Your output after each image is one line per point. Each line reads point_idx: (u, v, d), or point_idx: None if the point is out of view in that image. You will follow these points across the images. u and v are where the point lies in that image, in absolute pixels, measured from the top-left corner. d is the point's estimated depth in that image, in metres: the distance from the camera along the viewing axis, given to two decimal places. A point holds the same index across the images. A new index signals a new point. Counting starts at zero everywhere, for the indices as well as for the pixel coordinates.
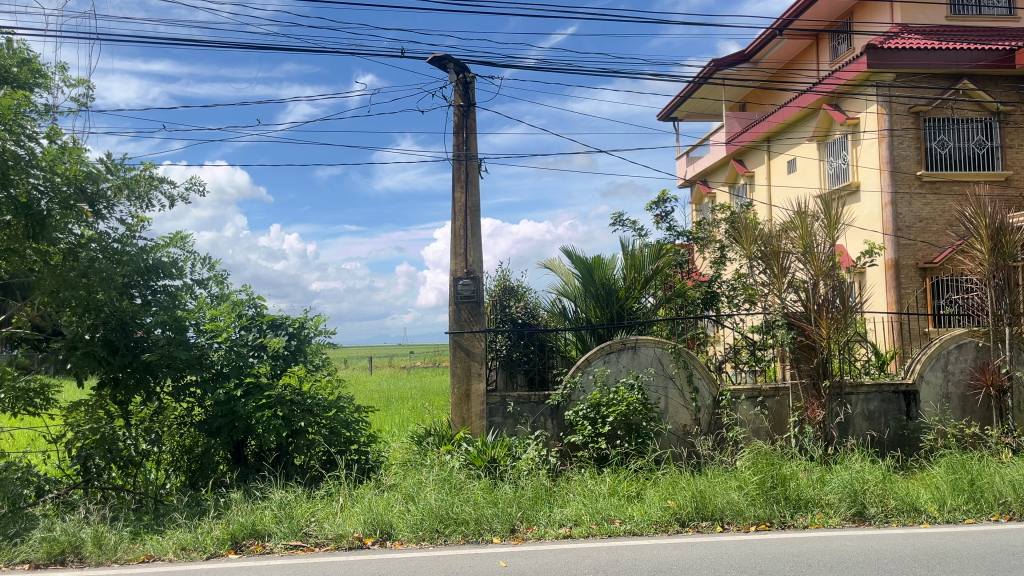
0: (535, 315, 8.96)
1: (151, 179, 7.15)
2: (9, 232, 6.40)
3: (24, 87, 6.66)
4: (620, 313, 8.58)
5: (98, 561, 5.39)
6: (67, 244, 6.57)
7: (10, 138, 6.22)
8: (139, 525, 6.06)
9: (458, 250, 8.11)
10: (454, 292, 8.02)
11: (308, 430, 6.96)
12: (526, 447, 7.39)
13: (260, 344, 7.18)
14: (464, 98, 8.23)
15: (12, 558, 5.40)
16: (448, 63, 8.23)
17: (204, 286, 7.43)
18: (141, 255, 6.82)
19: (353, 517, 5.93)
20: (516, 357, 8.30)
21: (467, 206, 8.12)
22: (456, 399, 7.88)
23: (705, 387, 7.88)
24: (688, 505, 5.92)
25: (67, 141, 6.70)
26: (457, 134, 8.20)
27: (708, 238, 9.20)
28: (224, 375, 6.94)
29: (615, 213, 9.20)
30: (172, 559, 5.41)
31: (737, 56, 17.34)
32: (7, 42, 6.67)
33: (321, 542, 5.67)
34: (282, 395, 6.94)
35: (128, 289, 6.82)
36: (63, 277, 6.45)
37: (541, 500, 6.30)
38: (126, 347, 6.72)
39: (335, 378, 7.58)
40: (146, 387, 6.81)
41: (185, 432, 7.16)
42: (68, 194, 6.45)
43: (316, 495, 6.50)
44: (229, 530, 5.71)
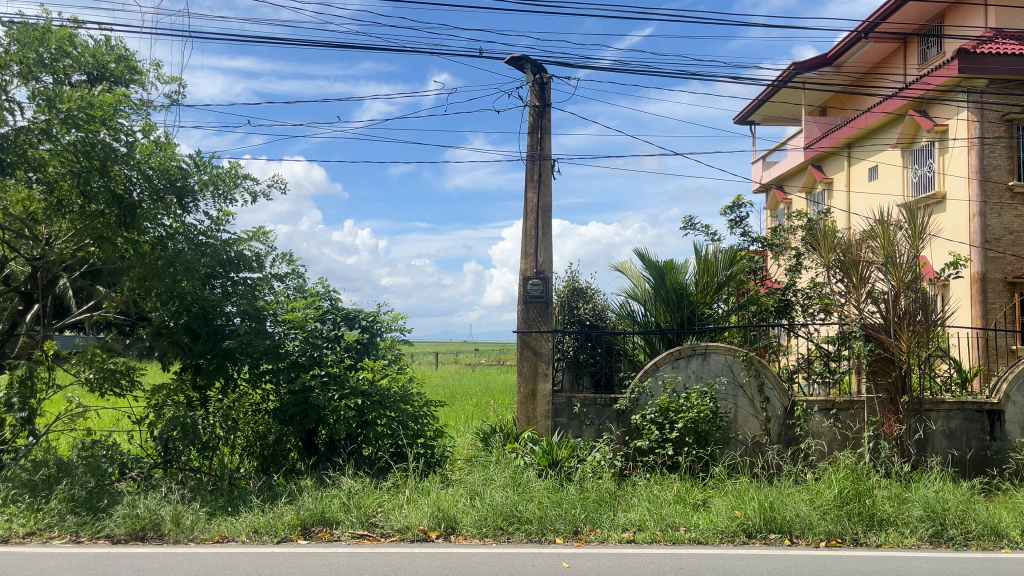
0: (603, 317, 8.92)
1: (236, 175, 7.45)
2: (103, 221, 6.68)
3: (120, 83, 7.02)
4: (691, 318, 8.49)
5: (176, 539, 5.62)
6: (156, 234, 7.03)
7: (108, 134, 6.55)
8: (214, 505, 6.27)
9: (529, 250, 8.13)
10: (523, 291, 8.06)
11: (378, 422, 7.12)
12: (591, 450, 7.38)
13: (334, 336, 7.39)
14: (540, 98, 8.26)
15: (98, 531, 5.70)
16: (525, 64, 8.28)
17: (281, 279, 7.70)
18: (224, 247, 7.29)
19: (420, 509, 6.02)
20: (583, 358, 8.25)
21: (539, 206, 8.14)
22: (522, 398, 7.93)
23: (776, 397, 7.69)
24: (756, 517, 5.82)
25: (160, 135, 7.09)
26: (532, 134, 8.23)
27: (783, 244, 8.90)
28: (300, 366, 7.16)
29: (688, 215, 9.04)
30: (245, 541, 5.62)
31: (819, 59, 16.89)
32: (108, 40, 7.02)
33: (388, 533, 5.79)
34: (357, 386, 7.12)
35: (210, 279, 7.33)
36: (150, 265, 6.94)
37: (606, 503, 6.28)
38: (206, 334, 7.00)
39: (406, 373, 7.67)
40: (225, 373, 7.19)
41: (259, 419, 7.37)
42: (159, 187, 6.84)
43: (382, 486, 6.63)
44: (299, 516, 5.88)
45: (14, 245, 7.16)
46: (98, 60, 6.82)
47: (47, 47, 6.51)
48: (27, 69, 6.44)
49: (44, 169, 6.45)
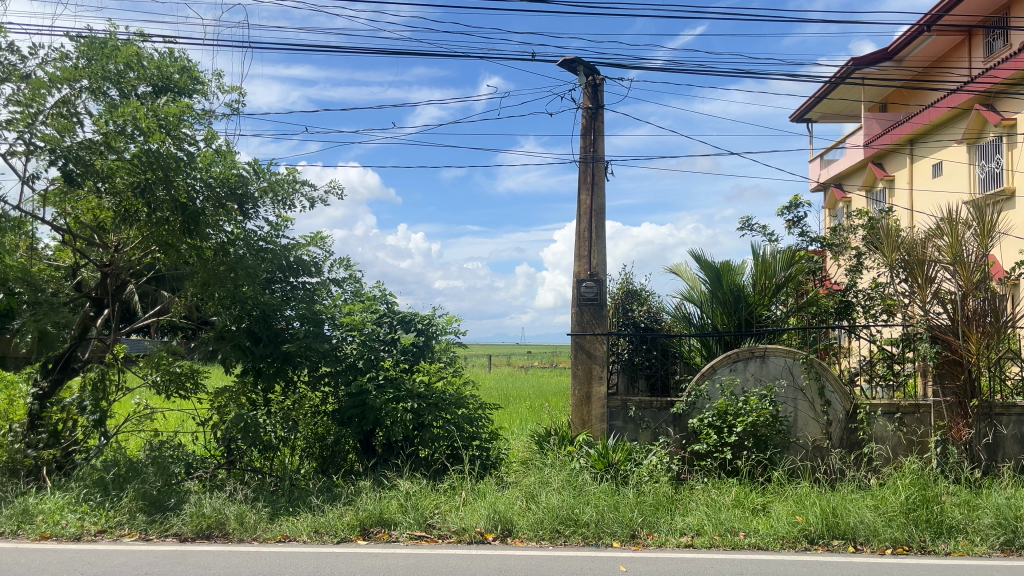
0: (658, 320, 8.86)
1: (294, 181, 7.61)
2: (168, 228, 6.88)
3: (183, 93, 7.21)
4: (748, 320, 8.37)
5: (240, 538, 5.76)
6: (219, 240, 7.18)
7: (172, 143, 6.72)
8: (277, 505, 6.40)
9: (582, 252, 8.11)
10: (577, 294, 8.04)
11: (434, 424, 7.21)
12: (647, 453, 7.33)
13: (391, 339, 7.50)
14: (593, 100, 8.24)
15: (166, 530, 5.87)
16: (578, 65, 8.26)
17: (339, 283, 7.82)
18: (284, 252, 7.47)
19: (476, 511, 6.05)
20: (637, 361, 8.22)
21: (593, 209, 8.10)
22: (577, 402, 7.96)
23: (837, 401, 7.52)
24: (818, 522, 5.70)
25: (222, 144, 7.26)
26: (585, 136, 8.21)
27: (843, 244, 8.50)
28: (357, 368, 7.36)
29: (746, 216, 8.87)
30: (306, 541, 5.73)
31: (879, 54, 16.48)
32: (172, 51, 7.22)
33: (445, 535, 5.83)
34: (412, 388, 7.18)
35: (270, 284, 7.52)
36: (213, 271, 7.07)
37: (664, 507, 6.22)
38: (267, 337, 7.26)
39: (461, 375, 7.72)
40: (284, 376, 7.36)
41: (318, 420, 7.49)
42: (221, 195, 6.98)
43: (439, 488, 6.68)
44: (359, 517, 5.97)
45: (85, 252, 7.42)
46: (162, 71, 7.02)
47: (116, 61, 6.76)
48: (96, 83, 6.71)
49: (112, 180, 6.68)
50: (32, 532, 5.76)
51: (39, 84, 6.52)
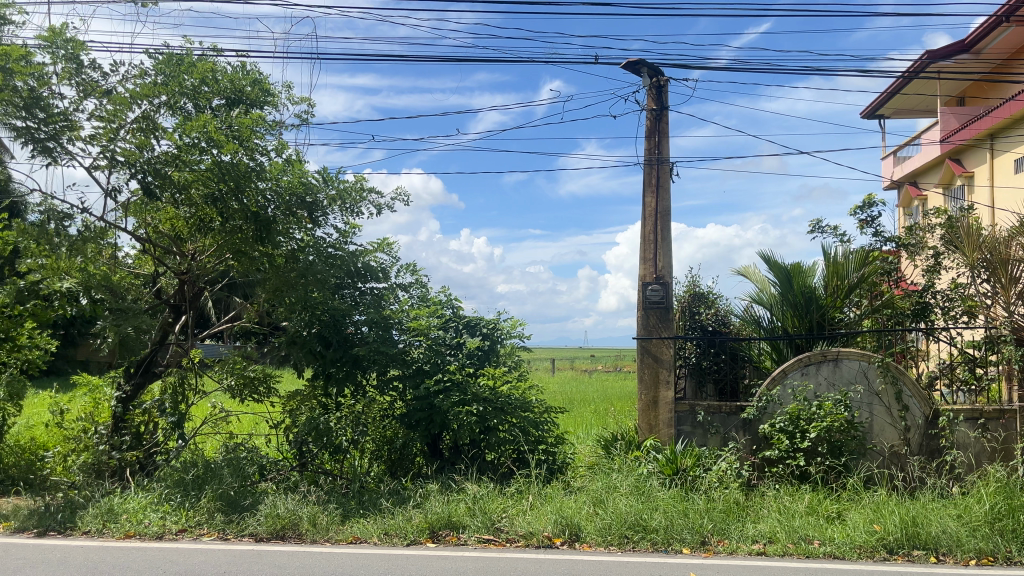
0: (726, 323, 8.72)
1: (361, 189, 7.76)
2: (240, 236, 7.12)
3: (255, 105, 7.41)
4: (820, 322, 8.16)
5: (313, 539, 5.89)
6: (289, 247, 7.35)
7: (244, 153, 6.93)
8: (348, 508, 6.50)
9: (648, 255, 8.04)
10: (642, 297, 7.97)
11: (500, 427, 7.24)
12: (717, 459, 7.22)
13: (457, 343, 7.58)
14: (657, 102, 8.17)
15: (242, 530, 6.04)
16: (642, 68, 8.21)
17: (406, 288, 7.94)
18: (353, 259, 7.63)
19: (544, 515, 6.04)
20: (706, 365, 8.14)
21: (658, 211, 8.02)
22: (643, 406, 7.88)
23: (916, 406, 7.27)
24: (897, 532, 5.52)
25: (292, 154, 7.46)
26: (650, 138, 8.13)
27: (920, 244, 8.19)
28: (425, 372, 7.43)
29: (816, 218, 8.68)
30: (377, 543, 5.82)
31: (955, 46, 15.92)
32: (244, 65, 7.44)
33: (512, 538, 5.85)
34: (478, 393, 7.25)
35: (339, 290, 7.69)
36: (285, 277, 7.24)
37: (735, 514, 6.12)
38: (337, 342, 7.41)
39: (526, 380, 7.76)
40: (354, 380, 7.45)
41: (387, 424, 7.60)
42: (291, 203, 7.19)
43: (506, 492, 6.69)
44: (427, 519, 6.04)
45: (163, 260, 7.70)
46: (235, 85, 7.23)
47: (191, 76, 6.98)
48: (174, 99, 6.97)
49: (188, 191, 6.91)
50: (117, 530, 5.98)
51: (120, 100, 6.79)
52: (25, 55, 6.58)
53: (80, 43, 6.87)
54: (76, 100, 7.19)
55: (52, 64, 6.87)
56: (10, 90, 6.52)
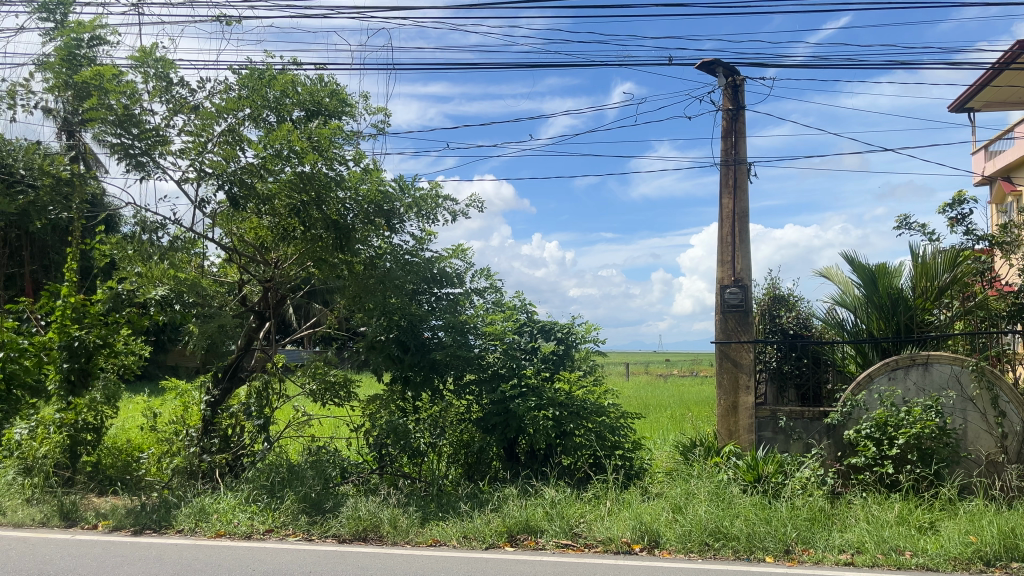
0: (808, 326, 8.48)
1: (437, 196, 7.86)
2: (321, 244, 7.29)
3: (333, 115, 7.59)
4: (907, 326, 7.90)
5: (394, 540, 5.99)
6: (368, 255, 7.53)
7: (324, 163, 7.11)
8: (427, 511, 6.58)
9: (726, 257, 7.91)
10: (720, 301, 7.85)
11: (576, 432, 7.21)
12: (800, 465, 7.05)
13: (532, 348, 7.62)
14: (733, 101, 8.03)
15: (325, 531, 6.19)
16: (717, 67, 8.08)
17: (481, 293, 8.00)
18: (428, 265, 7.75)
19: (622, 521, 5.99)
20: (787, 370, 7.96)
21: (736, 212, 7.88)
22: (723, 411, 7.75)
23: (1014, 413, 6.91)
24: (995, 543, 5.28)
25: (369, 163, 7.62)
26: (726, 138, 8.00)
27: (1016, 241, 7.55)
28: (501, 376, 7.53)
29: (903, 214, 8.37)
30: (456, 545, 5.88)
31: None
32: (322, 77, 7.63)
33: (591, 543, 5.82)
34: (554, 397, 7.26)
35: (416, 296, 7.82)
36: (364, 284, 7.49)
37: (820, 523, 5.95)
38: (415, 346, 7.50)
39: (602, 385, 7.71)
40: (431, 385, 7.62)
41: (464, 427, 7.64)
42: (370, 211, 7.33)
43: (584, 497, 6.66)
44: (505, 523, 6.08)
45: (247, 268, 7.96)
46: (314, 96, 7.42)
47: (273, 89, 7.21)
48: (257, 111, 7.23)
49: (272, 202, 7.14)
50: (208, 529, 6.21)
51: (208, 115, 7.07)
52: (119, 74, 6.90)
53: (169, 61, 7.17)
54: (166, 116, 7.52)
55: (144, 82, 7.20)
56: (106, 108, 6.85)
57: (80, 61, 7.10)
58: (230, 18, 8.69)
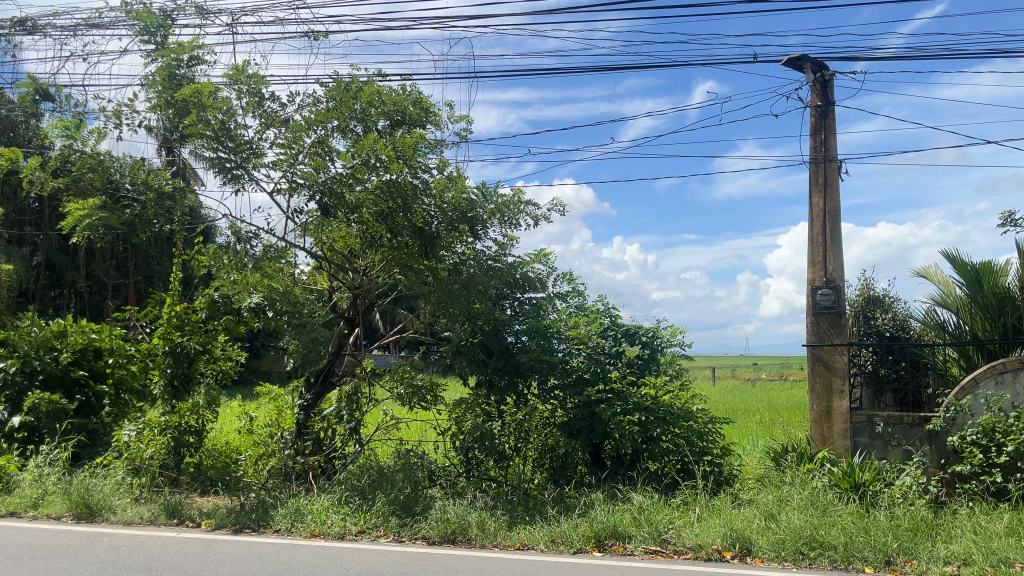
0: (906, 328, 8.13)
1: (519, 202, 7.91)
2: (407, 251, 7.46)
3: (417, 124, 7.72)
4: (1015, 327, 7.48)
5: (483, 543, 6.05)
6: (452, 261, 7.72)
7: (409, 171, 7.19)
8: (514, 514, 6.61)
9: (816, 258, 7.69)
10: (812, 303, 7.61)
11: (663, 438, 7.09)
12: (899, 473, 6.80)
13: (616, 352, 7.63)
14: (822, 97, 7.79)
15: (415, 533, 6.29)
16: (805, 63, 7.88)
17: (564, 298, 8.00)
18: (511, 270, 7.81)
19: (712, 528, 5.89)
20: (883, 374, 7.65)
21: (827, 211, 7.64)
22: (815, 416, 7.54)
23: None
24: None
25: (453, 171, 7.78)
26: (816, 135, 7.77)
27: None
28: (587, 381, 7.50)
29: (1008, 211, 7.99)
30: (543, 549, 5.90)
31: None
32: (406, 88, 7.79)
33: (680, 550, 5.74)
34: (640, 403, 7.21)
35: (500, 300, 7.88)
36: (448, 290, 7.60)
37: (922, 533, 5.71)
38: (499, 351, 7.56)
39: (689, 390, 7.63)
40: (515, 389, 7.61)
41: (549, 432, 7.64)
42: (454, 218, 7.45)
43: (672, 503, 6.57)
44: (593, 528, 6.05)
45: (337, 275, 8.18)
46: (399, 106, 7.56)
47: (359, 100, 7.40)
48: (344, 123, 7.46)
49: (360, 211, 7.33)
50: (304, 530, 6.42)
51: (298, 127, 7.31)
52: (215, 91, 7.20)
53: (260, 77, 7.44)
54: (259, 130, 7.81)
55: (238, 99, 7.50)
56: (204, 124, 7.17)
57: (179, 80, 7.44)
58: (317, 33, 8.97)
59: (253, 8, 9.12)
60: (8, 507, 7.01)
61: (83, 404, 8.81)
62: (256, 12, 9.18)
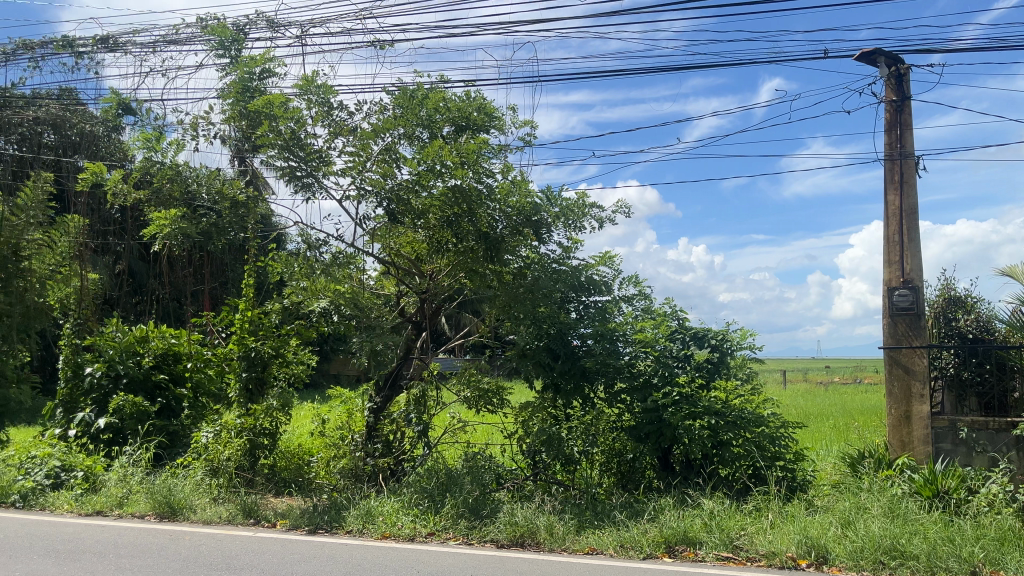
0: (990, 329, 7.81)
1: (584, 204, 7.89)
2: (473, 255, 7.45)
3: (481, 129, 7.77)
4: None
5: (552, 547, 6.04)
6: (516, 264, 7.61)
7: (473, 176, 7.24)
8: (583, 518, 6.58)
9: (893, 258, 7.45)
10: (889, 304, 7.37)
11: (734, 443, 7.02)
12: (984, 480, 6.54)
13: (685, 355, 7.49)
14: (897, 92, 7.56)
15: (484, 536, 6.32)
16: (878, 57, 7.63)
17: (631, 301, 7.95)
18: (576, 273, 7.80)
19: (786, 535, 5.75)
20: (966, 377, 7.39)
21: (904, 209, 7.41)
22: (894, 422, 7.28)
23: None
24: None
25: (517, 176, 7.79)
26: (891, 131, 7.54)
27: None
28: (654, 385, 7.38)
29: None
30: (613, 554, 5.86)
31: None
32: (471, 93, 7.86)
33: (753, 557, 5.63)
34: (710, 406, 7.07)
35: (565, 303, 7.90)
36: (513, 293, 7.59)
37: (1011, 543, 5.46)
38: (565, 354, 7.61)
39: (761, 394, 7.42)
40: (581, 393, 7.65)
41: (616, 436, 7.60)
42: (518, 222, 7.45)
43: (744, 509, 6.45)
44: (663, 534, 5.98)
45: (404, 280, 8.28)
46: (463, 112, 7.62)
47: (425, 107, 7.49)
48: (410, 130, 7.55)
49: (426, 217, 7.41)
50: (375, 531, 6.52)
51: (366, 135, 7.44)
52: (286, 102, 7.38)
53: (329, 87, 7.60)
54: (329, 139, 7.98)
55: (308, 109, 7.68)
56: (275, 134, 7.36)
57: (252, 92, 7.66)
58: (383, 42, 9.13)
59: (321, 20, 9.34)
60: (95, 506, 7.31)
61: (165, 407, 9.13)
62: (324, 23, 9.40)
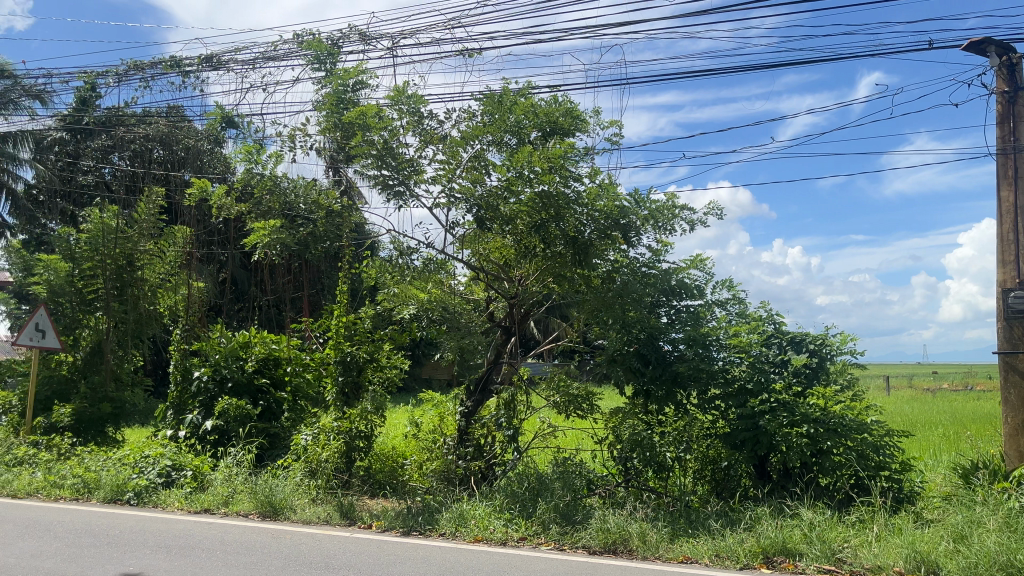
0: None
1: (674, 206, 7.76)
2: (561, 261, 7.51)
3: (568, 133, 7.76)
4: None
5: (645, 555, 5.96)
6: (605, 269, 7.61)
7: (560, 182, 7.23)
8: (676, 527, 6.45)
9: (1007, 258, 7.02)
10: (1002, 306, 6.95)
11: (835, 451, 6.73)
12: None
13: (781, 361, 7.31)
14: (1010, 83, 7.13)
15: (576, 542, 6.30)
16: (988, 47, 7.26)
17: (724, 305, 7.76)
18: (666, 277, 7.67)
19: (893, 548, 5.49)
20: None
21: (1018, 206, 7.00)
22: (1009, 431, 6.88)
23: None
24: None
25: (605, 179, 7.70)
26: (1004, 124, 7.12)
27: None
28: (751, 392, 7.22)
29: None
30: (708, 564, 5.72)
31: None
32: (558, 98, 7.86)
33: (857, 571, 5.40)
34: (808, 413, 6.87)
35: (656, 308, 7.76)
36: (603, 298, 7.59)
37: None
38: (656, 360, 7.47)
39: (863, 401, 7.15)
40: (674, 399, 7.49)
41: (710, 443, 7.43)
42: (607, 225, 7.36)
43: (846, 520, 6.21)
44: (761, 544, 5.81)
45: (493, 285, 8.34)
46: (550, 116, 7.63)
47: (514, 113, 7.53)
48: (498, 136, 7.60)
49: (514, 223, 7.46)
50: (468, 534, 6.58)
51: (456, 143, 7.54)
52: (378, 112, 7.57)
53: (419, 96, 7.75)
54: (420, 147, 8.13)
55: (399, 118, 7.84)
56: (369, 144, 7.55)
57: (346, 104, 7.87)
58: (471, 50, 9.24)
59: (411, 31, 9.56)
60: (203, 504, 7.66)
61: (266, 409, 9.46)
62: (414, 35, 9.60)
